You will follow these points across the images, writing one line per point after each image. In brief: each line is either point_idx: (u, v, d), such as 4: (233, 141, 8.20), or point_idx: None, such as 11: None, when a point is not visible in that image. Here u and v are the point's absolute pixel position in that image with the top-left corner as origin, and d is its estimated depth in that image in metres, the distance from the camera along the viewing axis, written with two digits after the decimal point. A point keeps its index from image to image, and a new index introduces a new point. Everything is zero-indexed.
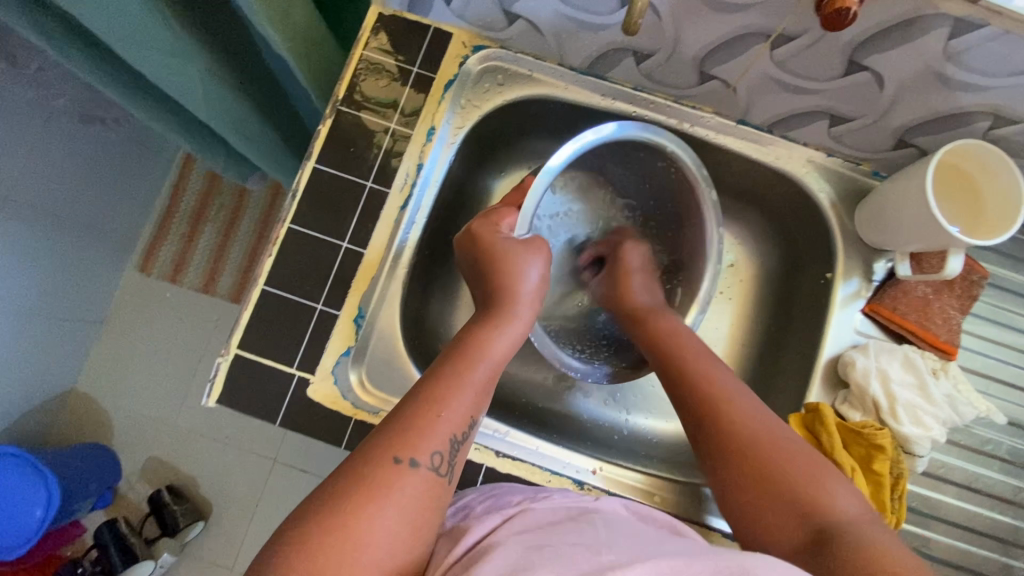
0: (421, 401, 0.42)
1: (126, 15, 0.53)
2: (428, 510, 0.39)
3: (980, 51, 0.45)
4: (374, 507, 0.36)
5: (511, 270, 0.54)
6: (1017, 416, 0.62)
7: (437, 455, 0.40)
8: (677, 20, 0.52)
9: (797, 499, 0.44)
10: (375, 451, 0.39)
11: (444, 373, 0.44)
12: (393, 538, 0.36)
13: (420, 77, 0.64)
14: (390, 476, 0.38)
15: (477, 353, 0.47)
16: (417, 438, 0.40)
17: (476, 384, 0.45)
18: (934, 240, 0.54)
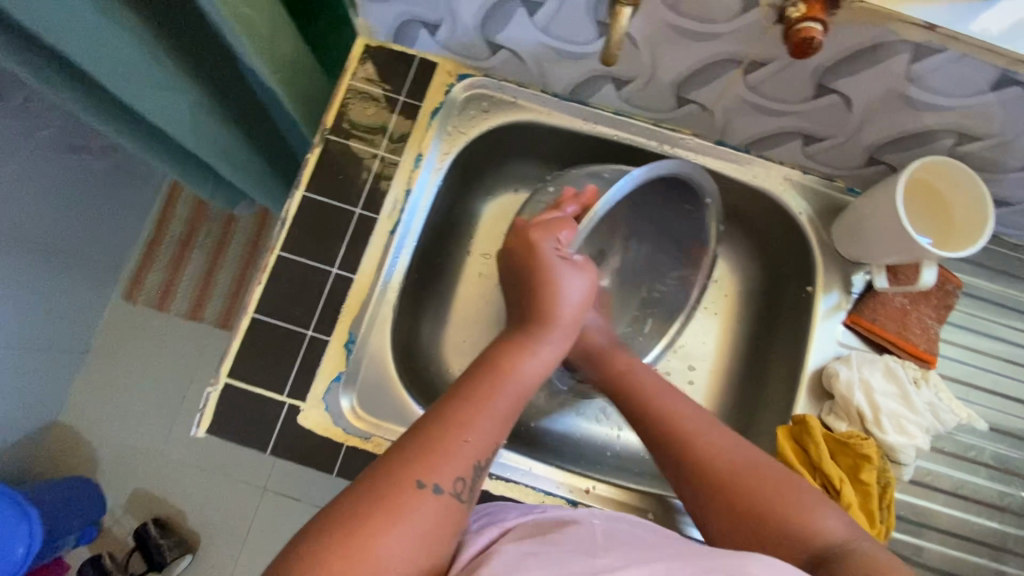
0: (449, 423, 0.43)
1: (116, 50, 0.54)
2: (447, 535, 0.39)
3: (939, 74, 0.47)
4: (394, 527, 0.37)
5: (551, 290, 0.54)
6: (998, 422, 0.63)
7: (460, 481, 0.41)
8: (652, 48, 0.54)
9: (788, 527, 0.44)
10: (398, 472, 0.39)
11: (472, 398, 0.45)
12: (407, 559, 0.36)
13: (407, 105, 0.66)
14: (413, 498, 0.38)
15: (506, 382, 0.48)
16: (441, 463, 0.41)
17: (500, 413, 0.46)
18: (909, 252, 0.56)
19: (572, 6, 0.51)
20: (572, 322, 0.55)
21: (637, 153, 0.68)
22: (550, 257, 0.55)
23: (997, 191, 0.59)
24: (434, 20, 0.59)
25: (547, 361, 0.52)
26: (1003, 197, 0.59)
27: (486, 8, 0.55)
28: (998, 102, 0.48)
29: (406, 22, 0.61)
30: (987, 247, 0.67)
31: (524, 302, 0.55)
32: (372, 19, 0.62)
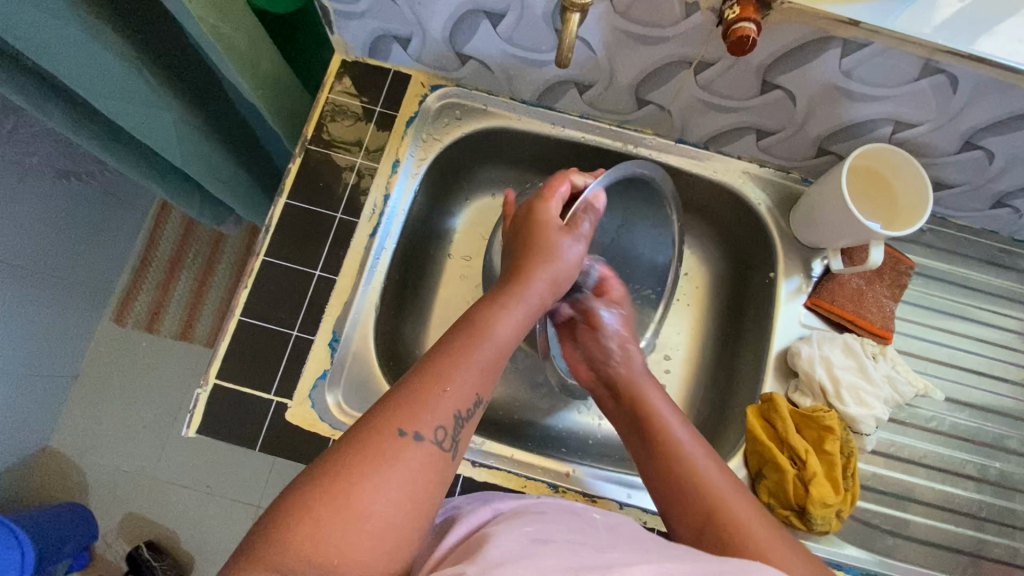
0: (429, 374, 0.45)
1: (104, 71, 0.57)
2: (430, 484, 0.41)
3: (868, 66, 0.51)
4: (378, 477, 0.39)
5: (538, 247, 0.56)
6: (954, 393, 0.67)
7: (441, 430, 0.43)
8: (608, 53, 0.58)
9: None
10: (380, 422, 0.41)
11: (454, 351, 0.47)
12: (389, 505, 0.38)
13: (383, 116, 0.69)
14: (394, 445, 0.40)
15: (489, 335, 0.49)
16: (421, 411, 0.43)
17: (481, 364, 0.47)
18: (860, 235, 0.60)
19: (531, 16, 0.55)
20: (555, 275, 0.56)
21: (603, 153, 0.72)
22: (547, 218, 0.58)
23: (938, 174, 0.63)
24: (405, 34, 0.63)
25: (532, 313, 0.54)
26: (944, 180, 0.64)
27: (453, 20, 0.59)
28: (925, 90, 0.52)
29: (380, 37, 0.65)
30: (936, 230, 0.71)
31: (516, 259, 0.57)
32: (347, 35, 0.66)
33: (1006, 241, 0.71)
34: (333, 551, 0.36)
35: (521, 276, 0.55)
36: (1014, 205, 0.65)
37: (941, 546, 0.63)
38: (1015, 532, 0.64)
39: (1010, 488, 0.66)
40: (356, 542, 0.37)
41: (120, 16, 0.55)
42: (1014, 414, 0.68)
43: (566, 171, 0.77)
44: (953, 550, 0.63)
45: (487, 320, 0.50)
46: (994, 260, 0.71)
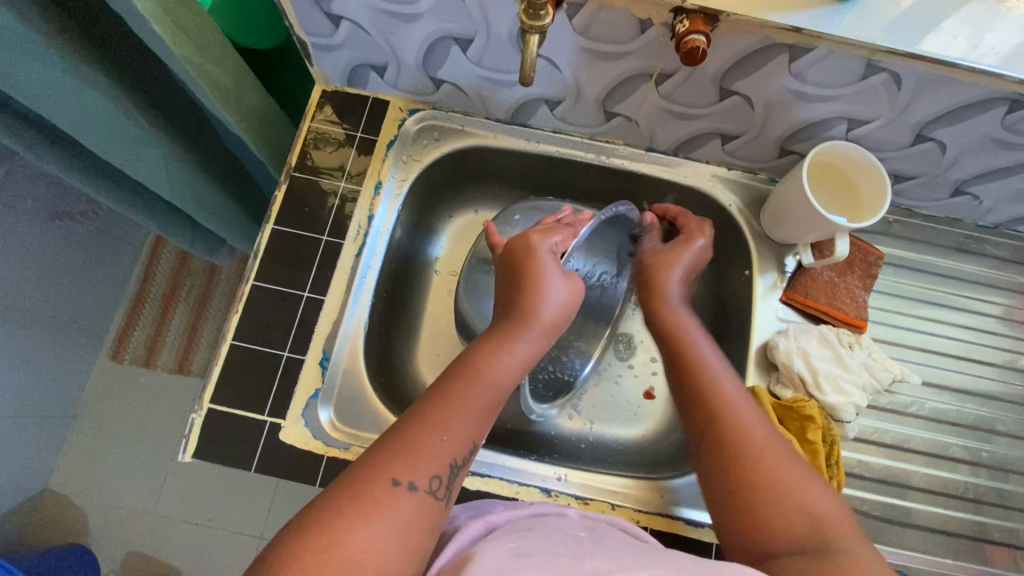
0: (424, 424, 0.46)
1: (93, 111, 0.60)
2: (422, 530, 0.42)
3: (817, 69, 0.54)
4: (370, 523, 0.40)
5: (530, 292, 0.57)
6: (933, 376, 0.69)
7: (436, 480, 0.44)
8: (572, 69, 0.61)
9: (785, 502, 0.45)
10: (377, 471, 0.42)
11: (449, 397, 0.48)
12: (381, 551, 0.39)
13: (364, 141, 0.72)
14: (389, 493, 0.42)
15: (483, 380, 0.50)
16: (418, 460, 0.44)
17: (476, 412, 0.49)
18: (826, 229, 0.63)
19: (497, 39, 0.59)
20: (552, 324, 0.57)
21: (577, 165, 0.75)
22: (543, 255, 0.59)
23: (896, 167, 0.66)
24: (381, 62, 0.66)
25: (526, 357, 0.54)
26: (902, 171, 0.67)
27: (425, 47, 0.62)
28: (873, 87, 0.55)
29: (357, 66, 0.68)
30: (903, 220, 0.73)
31: (508, 305, 0.57)
32: (325, 66, 0.69)
33: (972, 228, 0.74)
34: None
35: (515, 319, 0.56)
36: (972, 192, 0.67)
37: (935, 531, 0.64)
38: (1006, 511, 0.65)
39: (996, 468, 0.67)
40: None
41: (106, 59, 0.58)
42: (994, 395, 0.69)
43: (543, 184, 0.80)
44: (946, 534, 0.64)
45: (481, 367, 0.51)
46: (961, 247, 0.73)
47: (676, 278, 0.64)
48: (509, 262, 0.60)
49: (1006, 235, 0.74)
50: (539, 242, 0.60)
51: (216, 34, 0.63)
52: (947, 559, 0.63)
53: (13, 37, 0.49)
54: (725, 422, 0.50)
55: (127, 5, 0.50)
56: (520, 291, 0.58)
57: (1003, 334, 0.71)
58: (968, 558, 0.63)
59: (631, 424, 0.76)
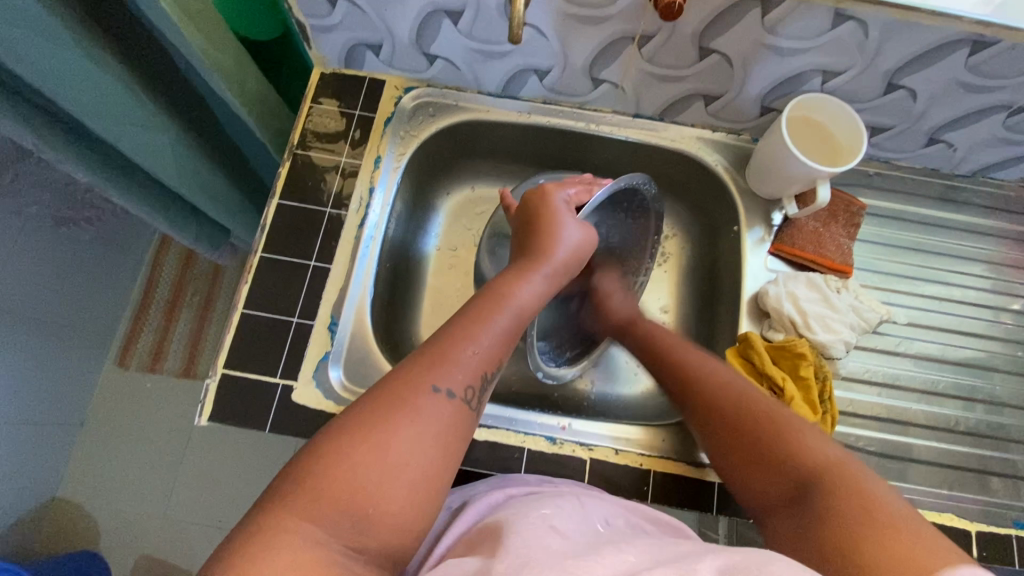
0: (457, 337, 0.49)
1: (102, 93, 0.62)
2: (456, 436, 0.44)
3: (788, 21, 0.58)
4: (410, 425, 0.42)
5: (550, 234, 0.60)
6: (919, 318, 0.71)
7: (470, 389, 0.47)
8: (559, 36, 0.64)
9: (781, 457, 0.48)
10: (413, 380, 0.45)
11: (477, 317, 0.51)
12: (418, 450, 0.42)
13: (363, 118, 0.75)
14: (426, 400, 0.44)
15: (506, 302, 0.53)
16: (450, 370, 0.46)
17: (503, 328, 0.51)
18: (806, 176, 0.66)
19: (486, 11, 0.62)
20: (571, 256, 0.60)
21: (568, 134, 0.78)
22: (559, 204, 0.63)
23: (870, 119, 0.69)
24: (377, 41, 0.70)
25: (545, 288, 0.57)
26: (878, 123, 0.70)
27: (418, 22, 0.65)
28: (842, 37, 0.58)
29: (353, 46, 0.72)
30: (884, 173, 0.76)
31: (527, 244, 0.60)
32: (324, 48, 0.73)
33: (949, 178, 0.77)
34: (367, 501, 0.39)
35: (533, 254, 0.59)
36: (946, 139, 0.70)
37: (930, 463, 0.66)
38: (998, 442, 0.67)
39: (986, 402, 0.69)
40: (390, 493, 0.39)
41: (110, 40, 0.61)
42: (981, 334, 0.72)
43: (536, 156, 0.83)
44: (941, 466, 0.66)
45: (507, 292, 0.54)
46: (941, 196, 0.76)
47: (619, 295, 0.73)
48: (527, 211, 0.64)
49: (984, 183, 0.77)
50: (555, 192, 0.64)
51: (218, 20, 0.67)
52: (946, 491, 0.64)
53: (24, 16, 0.51)
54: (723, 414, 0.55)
55: None
56: (537, 232, 0.61)
57: (987, 277, 0.74)
58: (964, 488, 0.65)
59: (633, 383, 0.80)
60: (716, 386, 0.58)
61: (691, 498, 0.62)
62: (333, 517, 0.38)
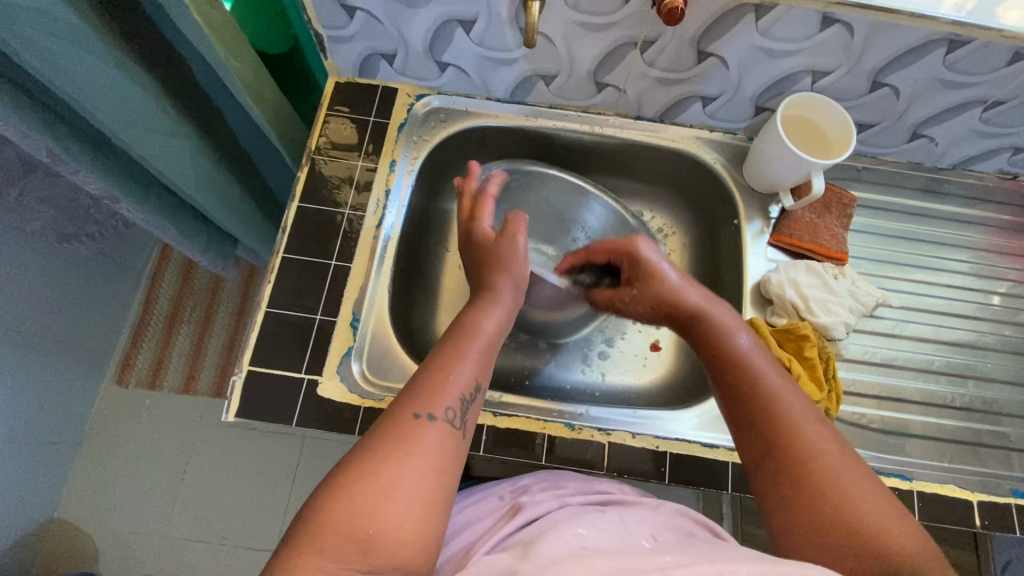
0: (432, 368, 0.52)
1: (128, 100, 0.64)
2: (445, 458, 0.46)
3: (780, 25, 0.62)
4: (398, 454, 0.44)
5: (502, 271, 0.63)
6: (911, 302, 0.75)
7: (450, 412, 0.49)
8: (566, 43, 0.68)
9: (856, 527, 0.45)
10: (399, 414, 0.48)
11: (451, 348, 0.54)
12: (409, 477, 0.44)
13: (377, 124, 0.78)
14: (410, 430, 0.47)
15: (473, 333, 0.56)
16: (430, 400, 0.49)
17: (476, 355, 0.54)
18: (802, 169, 0.70)
19: (497, 19, 0.66)
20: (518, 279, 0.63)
21: (573, 137, 0.82)
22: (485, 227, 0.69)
23: (857, 117, 0.74)
24: (391, 51, 0.73)
25: (506, 316, 0.60)
26: (864, 120, 0.75)
27: (432, 31, 0.69)
28: (830, 39, 0.63)
29: (368, 56, 0.75)
30: (871, 167, 0.81)
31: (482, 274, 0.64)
32: (339, 58, 0.76)
33: (932, 171, 0.82)
34: (368, 523, 0.41)
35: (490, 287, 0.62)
36: (928, 134, 0.75)
37: (930, 439, 0.69)
38: (992, 417, 0.71)
39: (978, 379, 0.73)
40: (387, 514, 0.42)
41: (137, 50, 0.63)
42: (970, 316, 0.76)
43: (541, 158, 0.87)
44: (939, 441, 0.69)
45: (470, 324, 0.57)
46: (926, 188, 0.81)
47: (649, 250, 0.64)
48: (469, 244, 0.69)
49: (965, 175, 0.82)
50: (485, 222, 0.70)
51: (239, 32, 0.70)
52: (946, 464, 0.67)
53: (56, 24, 0.53)
54: (792, 455, 0.49)
55: None
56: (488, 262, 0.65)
57: (973, 262, 0.78)
58: (963, 462, 0.68)
59: (641, 373, 0.81)
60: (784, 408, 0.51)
61: (707, 478, 0.65)
62: (337, 543, 0.40)
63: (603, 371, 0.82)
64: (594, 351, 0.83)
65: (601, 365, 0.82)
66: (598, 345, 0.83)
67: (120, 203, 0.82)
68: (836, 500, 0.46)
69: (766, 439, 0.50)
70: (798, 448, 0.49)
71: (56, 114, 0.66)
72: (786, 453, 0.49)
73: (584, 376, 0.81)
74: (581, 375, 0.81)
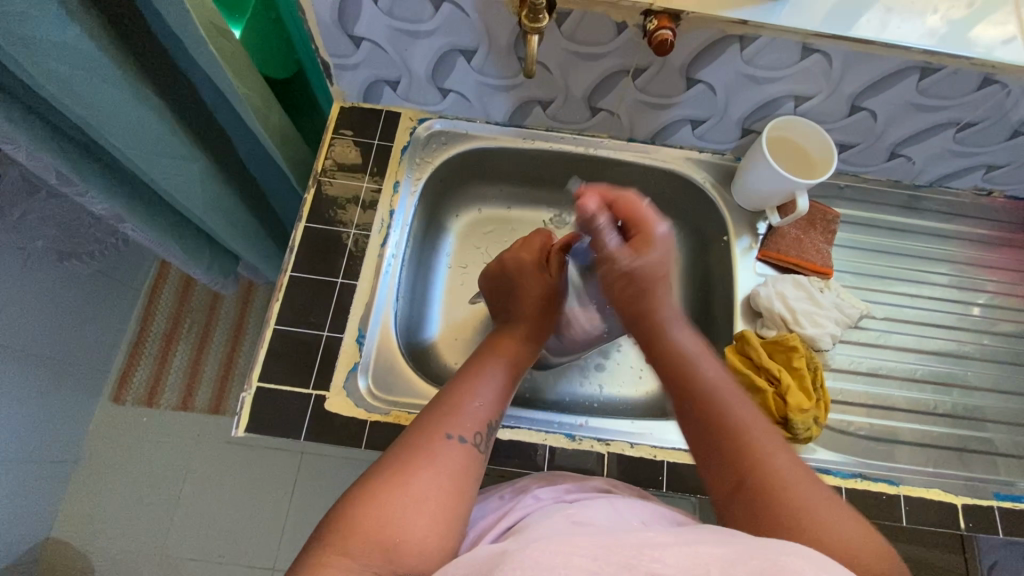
0: (461, 390, 0.58)
1: (145, 128, 0.67)
2: (467, 475, 0.52)
3: (764, 54, 0.66)
4: (428, 469, 0.50)
5: (524, 299, 0.70)
6: (895, 313, 0.79)
7: (476, 434, 0.55)
8: (562, 71, 0.72)
9: (802, 517, 0.46)
10: (427, 432, 0.53)
11: (476, 374, 0.60)
12: (437, 489, 0.49)
13: (380, 147, 0.81)
14: (442, 447, 0.52)
15: (499, 360, 0.63)
16: (461, 421, 0.54)
17: (501, 381, 0.61)
18: (786, 188, 0.73)
19: (496, 49, 0.69)
20: (548, 310, 0.70)
21: (569, 158, 0.85)
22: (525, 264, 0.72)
23: (839, 138, 0.78)
24: (394, 77, 0.77)
25: (532, 346, 0.68)
26: (845, 141, 0.79)
27: (434, 59, 0.72)
28: (810, 67, 0.67)
29: (373, 82, 0.78)
30: (853, 185, 0.85)
31: (511, 305, 0.71)
32: (344, 84, 0.79)
33: (911, 188, 0.86)
34: (393, 531, 0.45)
35: (519, 319, 0.69)
36: (905, 154, 0.79)
37: (916, 445, 0.72)
38: (975, 423, 0.74)
39: (963, 387, 0.76)
40: (415, 523, 0.46)
41: (152, 79, 0.66)
42: (951, 326, 0.79)
43: (538, 178, 0.90)
44: (924, 446, 0.72)
45: (500, 351, 0.64)
46: (905, 204, 0.85)
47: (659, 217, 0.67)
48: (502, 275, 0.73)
49: (942, 191, 0.86)
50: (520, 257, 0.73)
51: (247, 60, 0.73)
52: (931, 468, 0.70)
53: (82, 59, 0.56)
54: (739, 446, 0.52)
55: (191, 31, 0.59)
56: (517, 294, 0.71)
57: (951, 275, 0.82)
58: (948, 466, 0.71)
59: (638, 385, 0.84)
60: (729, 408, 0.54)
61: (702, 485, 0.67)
62: (368, 548, 0.44)
63: (602, 383, 0.84)
64: (594, 365, 0.85)
65: (599, 378, 0.84)
66: (598, 358, 0.85)
67: (127, 224, 0.84)
68: (782, 491, 0.48)
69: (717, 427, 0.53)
70: (746, 441, 0.52)
71: (71, 141, 0.68)
72: (734, 445, 0.52)
73: (584, 388, 0.83)
74: (581, 388, 0.83)
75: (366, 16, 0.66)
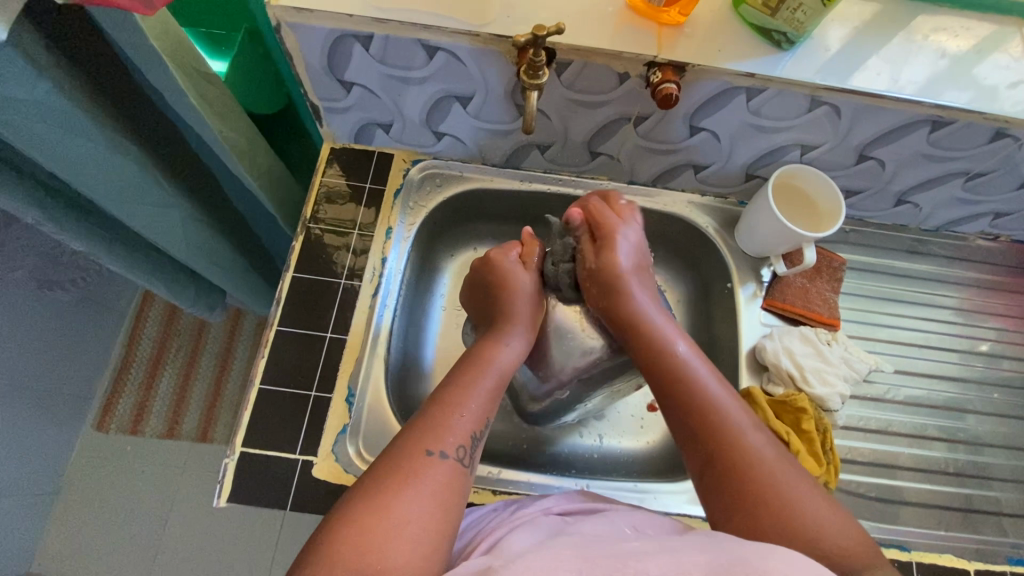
0: (444, 403, 0.54)
1: (121, 175, 0.63)
2: (451, 494, 0.48)
3: (771, 104, 0.64)
4: (409, 489, 0.47)
5: (510, 293, 0.66)
6: (902, 364, 0.77)
7: (460, 449, 0.51)
8: (562, 117, 0.69)
9: (786, 514, 0.49)
10: (410, 448, 0.50)
11: (463, 384, 0.57)
12: (419, 511, 0.45)
13: (372, 191, 0.78)
14: (423, 464, 0.49)
15: (486, 367, 0.59)
16: (443, 435, 0.51)
17: (487, 389, 0.57)
18: (794, 239, 0.71)
19: (493, 95, 0.66)
20: (535, 314, 0.66)
21: (567, 200, 0.82)
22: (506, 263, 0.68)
23: (846, 183, 0.76)
24: (387, 120, 0.74)
25: (521, 348, 0.63)
26: (851, 187, 0.76)
27: (429, 104, 0.69)
28: (818, 118, 0.65)
29: (365, 124, 0.75)
30: (858, 230, 0.83)
31: (496, 305, 0.67)
32: (335, 126, 0.76)
33: (917, 233, 0.84)
34: (375, 556, 0.42)
35: (504, 320, 0.65)
36: (913, 201, 0.77)
37: (926, 506, 0.69)
38: (985, 482, 0.72)
39: (973, 443, 0.74)
40: (396, 548, 0.43)
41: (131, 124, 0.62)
42: (959, 378, 0.77)
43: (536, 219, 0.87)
44: (934, 508, 0.69)
45: (486, 357, 0.60)
46: (911, 249, 0.83)
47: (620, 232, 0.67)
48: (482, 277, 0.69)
49: (948, 236, 0.84)
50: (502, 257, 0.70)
51: (233, 101, 0.69)
52: (941, 531, 0.68)
53: (43, 108, 0.52)
54: (721, 450, 0.53)
55: (171, 84, 0.56)
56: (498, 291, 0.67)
57: (957, 322, 0.80)
58: (959, 528, 0.69)
59: (637, 436, 0.81)
60: (707, 410, 0.55)
61: None
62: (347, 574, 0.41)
63: (600, 434, 0.81)
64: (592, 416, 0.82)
65: (597, 429, 0.81)
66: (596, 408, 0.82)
67: (107, 265, 0.80)
68: (763, 492, 0.50)
69: (697, 434, 0.54)
70: (727, 441, 0.53)
71: (46, 189, 0.65)
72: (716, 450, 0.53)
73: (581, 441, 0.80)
74: (579, 440, 0.80)
75: (357, 62, 0.63)
